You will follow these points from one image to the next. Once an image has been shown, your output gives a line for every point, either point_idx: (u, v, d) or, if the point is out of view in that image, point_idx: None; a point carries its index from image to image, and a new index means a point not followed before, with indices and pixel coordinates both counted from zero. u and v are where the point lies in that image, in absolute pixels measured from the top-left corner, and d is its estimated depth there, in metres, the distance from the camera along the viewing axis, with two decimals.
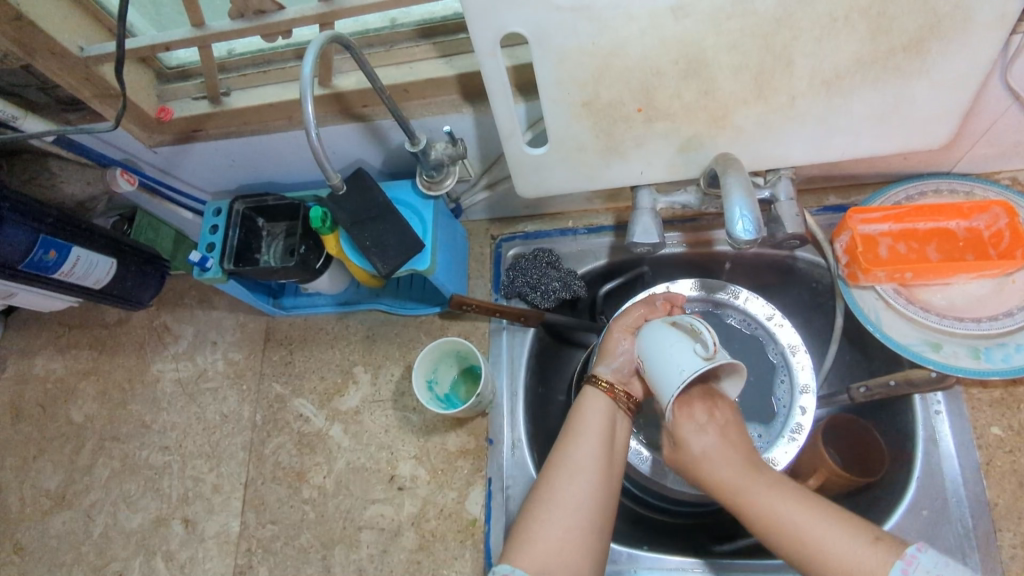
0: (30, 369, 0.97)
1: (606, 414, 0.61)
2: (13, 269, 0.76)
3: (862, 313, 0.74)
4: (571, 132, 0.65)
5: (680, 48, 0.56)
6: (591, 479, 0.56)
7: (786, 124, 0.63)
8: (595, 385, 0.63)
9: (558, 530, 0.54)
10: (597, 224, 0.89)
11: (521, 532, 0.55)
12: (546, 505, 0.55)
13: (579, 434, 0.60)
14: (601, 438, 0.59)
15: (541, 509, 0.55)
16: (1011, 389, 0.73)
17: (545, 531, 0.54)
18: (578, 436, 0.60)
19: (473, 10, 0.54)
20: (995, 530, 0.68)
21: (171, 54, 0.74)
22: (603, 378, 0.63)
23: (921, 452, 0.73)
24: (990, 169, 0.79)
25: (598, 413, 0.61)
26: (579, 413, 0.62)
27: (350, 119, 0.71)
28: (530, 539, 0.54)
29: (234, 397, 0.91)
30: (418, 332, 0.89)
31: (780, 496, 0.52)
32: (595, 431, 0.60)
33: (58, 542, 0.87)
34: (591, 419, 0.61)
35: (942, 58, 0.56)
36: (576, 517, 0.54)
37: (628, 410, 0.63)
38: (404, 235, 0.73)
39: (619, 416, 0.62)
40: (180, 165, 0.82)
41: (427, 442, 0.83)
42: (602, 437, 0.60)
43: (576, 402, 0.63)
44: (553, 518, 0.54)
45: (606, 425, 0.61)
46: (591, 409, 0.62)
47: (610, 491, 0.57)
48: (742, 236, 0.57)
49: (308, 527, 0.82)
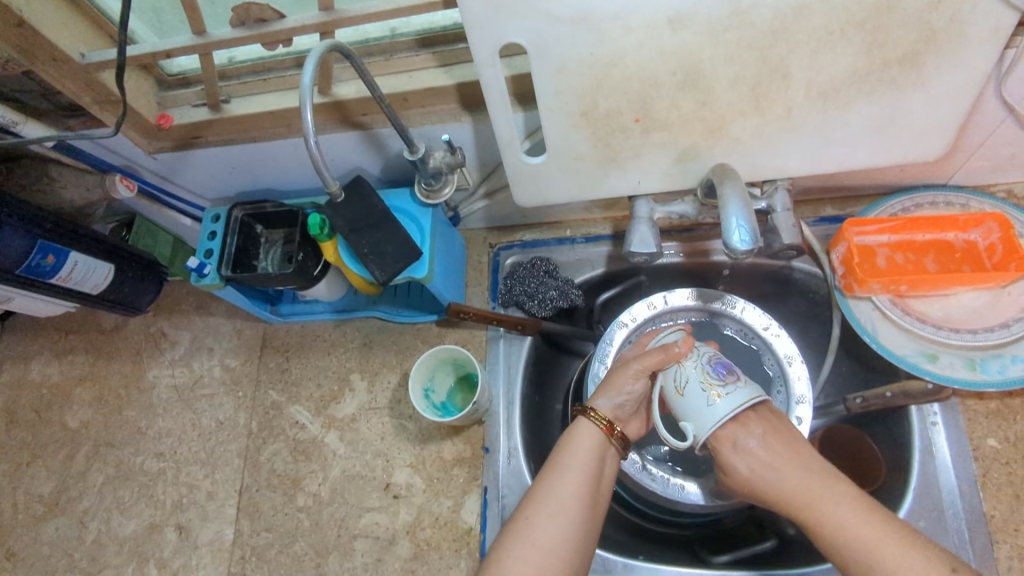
0: (26, 375, 0.97)
1: (596, 450, 0.60)
2: (10, 273, 0.77)
3: (859, 323, 0.74)
4: (569, 141, 0.65)
5: (678, 59, 0.57)
6: (572, 517, 0.56)
7: (782, 136, 0.63)
8: (591, 419, 0.62)
9: (533, 568, 0.53)
10: (594, 233, 0.89)
11: (496, 564, 0.54)
12: (523, 539, 0.55)
13: (564, 466, 0.59)
14: (587, 474, 0.58)
15: (515, 541, 0.55)
16: (1007, 400, 0.73)
17: (518, 566, 0.53)
18: (564, 470, 0.58)
19: (473, 20, 0.55)
20: (992, 542, 0.68)
21: (172, 61, 0.74)
22: (603, 414, 0.62)
23: (918, 463, 0.73)
24: (985, 181, 0.80)
25: (588, 449, 0.60)
26: (566, 445, 0.61)
27: (350, 128, 0.72)
28: (503, 575, 0.53)
29: (230, 404, 0.90)
30: (416, 341, 0.89)
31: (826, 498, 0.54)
32: (581, 468, 0.58)
33: (50, 549, 0.87)
34: (579, 454, 0.60)
35: (938, 71, 0.57)
36: (552, 555, 0.54)
37: (618, 447, 0.62)
38: (403, 242, 0.74)
39: (608, 454, 0.61)
40: (179, 172, 0.83)
41: (423, 450, 0.83)
42: (589, 473, 0.58)
43: (565, 433, 0.62)
44: (527, 554, 0.54)
45: (594, 463, 0.59)
46: (581, 442, 0.61)
47: (588, 530, 0.56)
48: (739, 246, 0.57)
49: (303, 535, 0.81)
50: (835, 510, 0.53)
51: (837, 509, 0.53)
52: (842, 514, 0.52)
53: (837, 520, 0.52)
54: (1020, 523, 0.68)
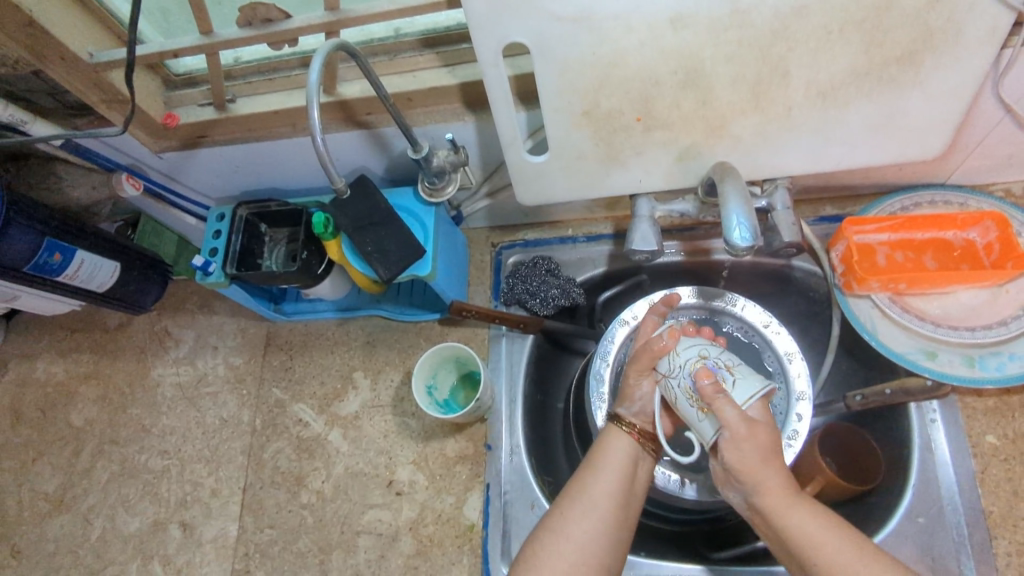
0: (31, 373, 0.98)
1: (630, 453, 0.60)
2: (18, 270, 0.77)
3: (858, 321, 0.75)
4: (571, 140, 0.66)
5: (679, 58, 0.58)
6: (606, 517, 0.56)
7: (782, 135, 0.64)
8: (619, 425, 0.62)
9: (565, 564, 0.54)
10: (595, 232, 0.90)
11: (528, 559, 0.56)
12: (554, 536, 0.56)
13: (599, 468, 0.60)
14: (622, 476, 0.59)
15: (547, 537, 0.56)
16: (1006, 398, 0.74)
17: (552, 561, 0.54)
18: (597, 471, 0.59)
19: (477, 20, 0.55)
20: (990, 538, 0.69)
21: (178, 61, 0.75)
22: (631, 421, 0.62)
23: (917, 460, 0.73)
24: (984, 181, 0.81)
25: (622, 452, 0.61)
26: (601, 448, 0.62)
27: (354, 127, 0.73)
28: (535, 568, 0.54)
29: (234, 402, 0.91)
30: (418, 339, 0.90)
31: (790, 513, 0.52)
32: (616, 470, 0.59)
33: (55, 546, 0.87)
34: (613, 457, 0.60)
35: (935, 71, 0.58)
36: (584, 553, 0.55)
37: (652, 453, 0.62)
38: (407, 241, 0.74)
39: (643, 458, 0.61)
40: (185, 171, 0.83)
41: (426, 447, 0.83)
42: (624, 475, 0.59)
43: (599, 437, 0.63)
44: (560, 551, 0.55)
45: (628, 465, 0.60)
46: (615, 445, 0.61)
47: (620, 532, 0.57)
48: (739, 243, 0.58)
49: (306, 532, 0.82)
50: (807, 527, 0.51)
51: (807, 524, 0.51)
52: (814, 531, 0.51)
53: (810, 538, 0.51)
54: (1019, 520, 0.69)
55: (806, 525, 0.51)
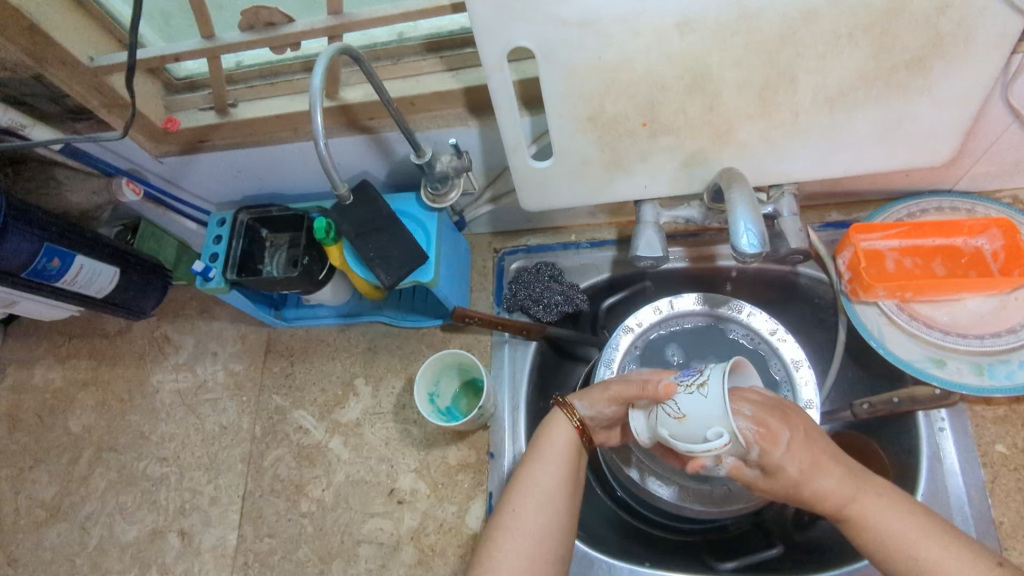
0: (29, 379, 0.97)
1: (572, 441, 0.64)
2: (16, 276, 0.77)
3: (865, 328, 0.74)
4: (576, 145, 0.65)
5: (685, 63, 0.57)
6: (554, 506, 0.60)
7: (789, 140, 0.63)
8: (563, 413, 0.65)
9: (524, 561, 0.57)
10: (599, 238, 0.89)
11: (485, 560, 0.58)
12: (508, 533, 0.58)
13: (543, 459, 0.63)
14: (564, 464, 0.62)
15: (505, 534, 0.59)
16: (1015, 406, 0.73)
17: (509, 559, 0.57)
18: (543, 462, 0.62)
19: (482, 24, 0.55)
20: (1001, 549, 0.68)
21: (180, 65, 0.75)
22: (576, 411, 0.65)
23: (926, 469, 0.72)
24: (992, 187, 0.80)
25: (564, 441, 0.64)
26: (545, 438, 0.65)
27: (356, 132, 0.72)
28: (495, 566, 0.57)
29: (234, 409, 0.90)
30: (420, 345, 0.89)
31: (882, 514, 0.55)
32: (559, 458, 0.63)
33: (52, 555, 0.86)
34: (557, 447, 0.63)
35: (944, 77, 0.57)
36: (540, 547, 0.58)
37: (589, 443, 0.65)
38: (409, 247, 0.73)
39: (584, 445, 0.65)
40: (186, 176, 0.83)
41: (427, 455, 0.82)
42: (566, 463, 0.63)
43: (541, 426, 0.66)
44: (517, 548, 0.58)
45: (571, 454, 0.63)
46: (559, 435, 0.64)
47: (570, 517, 0.61)
48: (747, 250, 0.57)
49: (306, 541, 0.81)
50: (882, 517, 0.54)
51: (881, 511, 0.54)
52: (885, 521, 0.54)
53: (887, 528, 0.54)
54: None
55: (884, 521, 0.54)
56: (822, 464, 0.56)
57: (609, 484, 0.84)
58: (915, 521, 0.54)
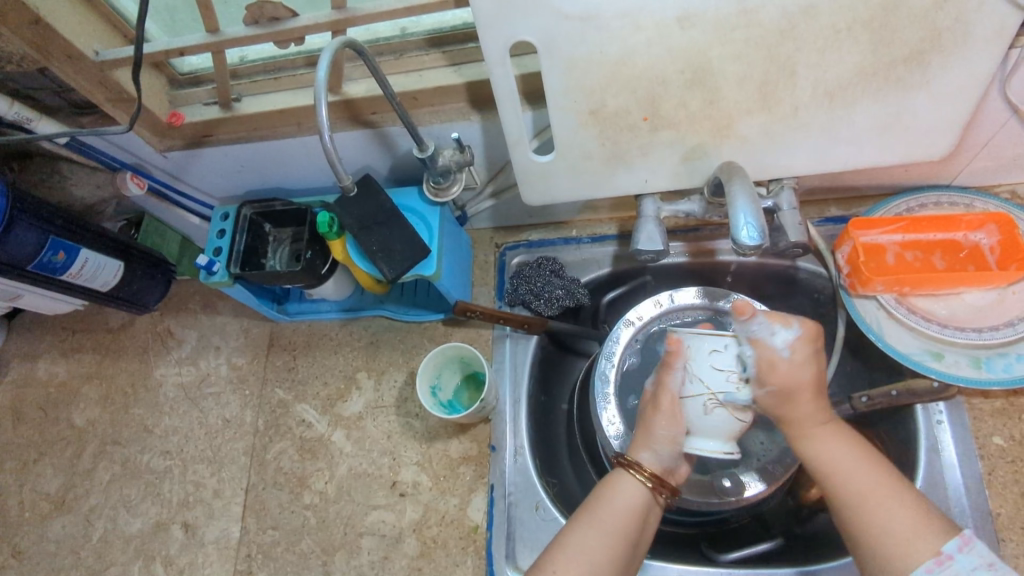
0: (33, 373, 0.97)
1: (637, 505, 0.58)
2: (21, 268, 0.78)
3: (864, 322, 0.74)
4: (578, 140, 0.66)
5: (686, 58, 0.58)
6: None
7: (789, 134, 0.64)
8: (634, 472, 0.59)
9: None
10: (600, 233, 0.90)
11: None
12: None
13: (602, 522, 0.56)
14: (622, 533, 0.56)
15: None
16: (1012, 399, 0.74)
17: None
18: (600, 524, 0.56)
19: (485, 17, 0.55)
20: (998, 541, 0.68)
21: (183, 60, 0.75)
22: (645, 468, 0.60)
23: (924, 462, 0.73)
24: (990, 182, 0.81)
25: (630, 504, 0.58)
26: (608, 496, 0.59)
27: (359, 126, 0.72)
28: None
29: (236, 403, 0.91)
30: (422, 339, 0.89)
31: (840, 449, 0.57)
32: (619, 527, 0.56)
33: (56, 547, 0.87)
34: (620, 510, 0.57)
35: (942, 71, 0.58)
36: None
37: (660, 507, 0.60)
38: (411, 241, 0.74)
39: (650, 511, 0.59)
40: (190, 170, 0.83)
41: (430, 448, 0.83)
42: (625, 535, 0.56)
43: (608, 483, 0.60)
44: None
45: (633, 522, 0.57)
46: (623, 498, 0.58)
47: None
48: (747, 242, 0.57)
49: (309, 533, 0.81)
50: (840, 455, 0.57)
51: (838, 447, 0.57)
52: (843, 455, 0.56)
53: (840, 463, 0.56)
54: None
55: (836, 451, 0.57)
56: (814, 390, 0.57)
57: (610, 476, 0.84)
58: (868, 469, 0.55)
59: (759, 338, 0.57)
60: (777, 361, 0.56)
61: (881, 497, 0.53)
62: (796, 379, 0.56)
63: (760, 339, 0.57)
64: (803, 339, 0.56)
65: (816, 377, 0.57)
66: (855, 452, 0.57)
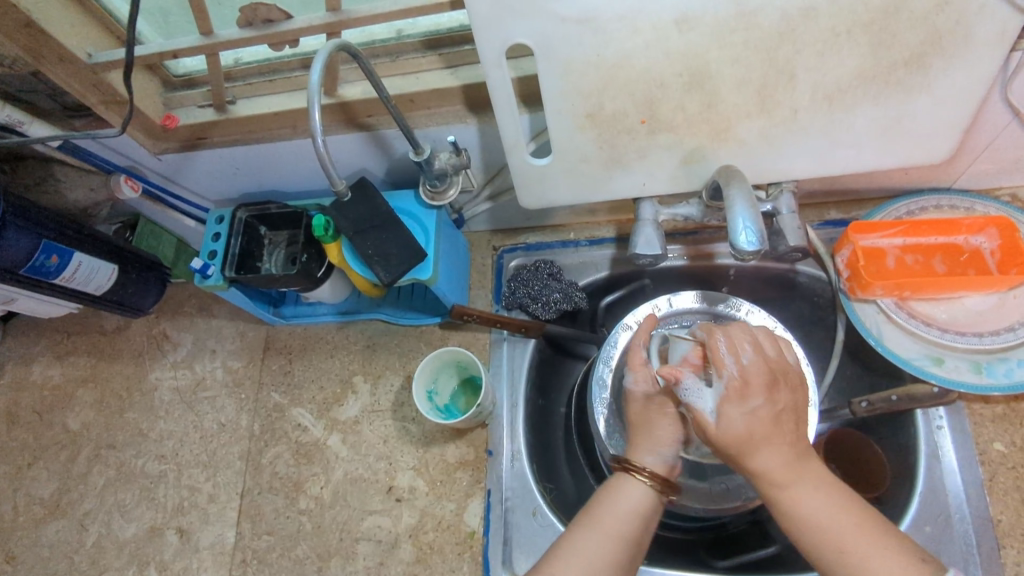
0: (27, 376, 0.97)
1: (638, 507, 0.55)
2: (14, 273, 0.77)
3: (863, 327, 0.74)
4: (575, 143, 0.65)
5: (684, 60, 0.57)
6: None
7: (788, 138, 0.63)
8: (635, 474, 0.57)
9: None
10: (598, 236, 0.89)
11: None
12: None
13: (602, 526, 0.54)
14: (623, 537, 0.53)
15: None
16: (1013, 405, 0.73)
17: None
18: (600, 527, 0.54)
19: (481, 20, 0.55)
20: (999, 547, 0.68)
21: (178, 62, 0.74)
22: (645, 468, 0.57)
23: (924, 468, 0.72)
24: (991, 185, 0.80)
25: (631, 506, 0.55)
26: (608, 498, 0.56)
27: (355, 129, 0.72)
28: None
29: (232, 407, 0.90)
30: (419, 343, 0.89)
31: (814, 498, 0.50)
32: (621, 530, 0.54)
33: (50, 552, 0.86)
34: (622, 512, 0.55)
35: (943, 74, 0.57)
36: None
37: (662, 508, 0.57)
38: (407, 244, 0.73)
39: (652, 515, 0.56)
40: (185, 173, 0.83)
41: (426, 452, 0.82)
42: (626, 539, 0.54)
43: (609, 486, 0.58)
44: None
45: (635, 527, 0.54)
46: (625, 501, 0.56)
47: None
48: (745, 247, 0.57)
49: (304, 538, 0.81)
50: (817, 505, 0.49)
51: (813, 498, 0.50)
52: (820, 505, 0.49)
53: (818, 515, 0.49)
54: None
55: (810, 499, 0.50)
56: (770, 437, 0.50)
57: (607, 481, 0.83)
58: (849, 520, 0.49)
59: (697, 405, 0.53)
60: (705, 423, 0.52)
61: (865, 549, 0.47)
62: (732, 444, 0.51)
63: (695, 406, 0.53)
64: (730, 400, 0.51)
65: (754, 431, 0.50)
66: (831, 499, 0.50)
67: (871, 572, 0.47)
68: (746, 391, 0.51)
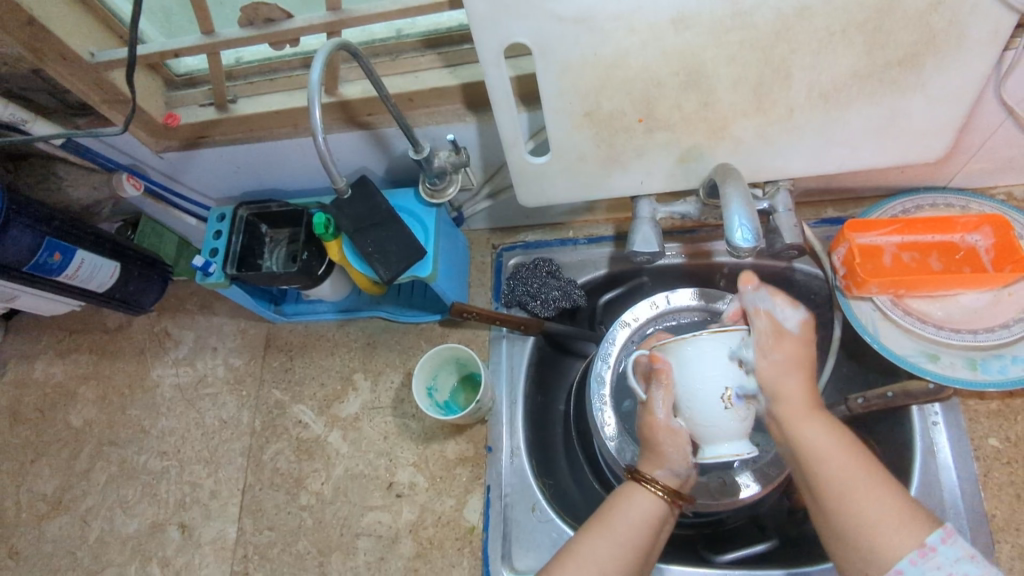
0: (30, 373, 0.98)
1: (649, 517, 0.57)
2: (17, 270, 0.78)
3: (860, 323, 0.74)
4: (573, 142, 0.66)
5: (681, 60, 0.58)
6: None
7: (784, 136, 0.64)
8: (646, 483, 0.58)
9: None
10: (597, 234, 0.90)
11: None
12: None
13: (611, 530, 0.56)
14: (632, 544, 0.55)
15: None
16: (1008, 401, 0.74)
17: None
18: (609, 531, 0.56)
19: (479, 20, 0.55)
20: (993, 542, 0.68)
21: (180, 61, 0.75)
22: (657, 479, 0.59)
23: (920, 463, 0.73)
24: (986, 183, 0.81)
25: (643, 514, 0.57)
26: (620, 502, 0.58)
27: (355, 128, 0.73)
28: None
29: (233, 404, 0.91)
30: (419, 340, 0.89)
31: (818, 432, 0.53)
32: (629, 539, 0.55)
33: (52, 548, 0.87)
34: (631, 519, 0.56)
35: (937, 73, 0.58)
36: None
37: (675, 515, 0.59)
38: (407, 241, 0.74)
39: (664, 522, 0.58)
40: (186, 172, 0.83)
41: (426, 449, 0.83)
42: (634, 545, 0.55)
43: (622, 490, 0.59)
44: None
45: (642, 534, 0.56)
46: (636, 508, 0.57)
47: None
48: (741, 244, 0.57)
49: (305, 534, 0.81)
50: (822, 440, 0.53)
51: (818, 434, 0.53)
52: (823, 440, 0.53)
53: (817, 446, 0.52)
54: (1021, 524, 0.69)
55: (816, 434, 0.53)
56: (801, 370, 0.55)
57: (607, 478, 0.84)
58: (853, 462, 0.51)
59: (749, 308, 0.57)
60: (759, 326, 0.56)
61: (863, 482, 0.50)
62: (778, 354, 0.55)
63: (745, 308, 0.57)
64: (786, 329, 0.56)
65: (800, 360, 0.56)
66: (835, 437, 0.53)
67: (866, 505, 0.49)
68: (807, 332, 0.57)
